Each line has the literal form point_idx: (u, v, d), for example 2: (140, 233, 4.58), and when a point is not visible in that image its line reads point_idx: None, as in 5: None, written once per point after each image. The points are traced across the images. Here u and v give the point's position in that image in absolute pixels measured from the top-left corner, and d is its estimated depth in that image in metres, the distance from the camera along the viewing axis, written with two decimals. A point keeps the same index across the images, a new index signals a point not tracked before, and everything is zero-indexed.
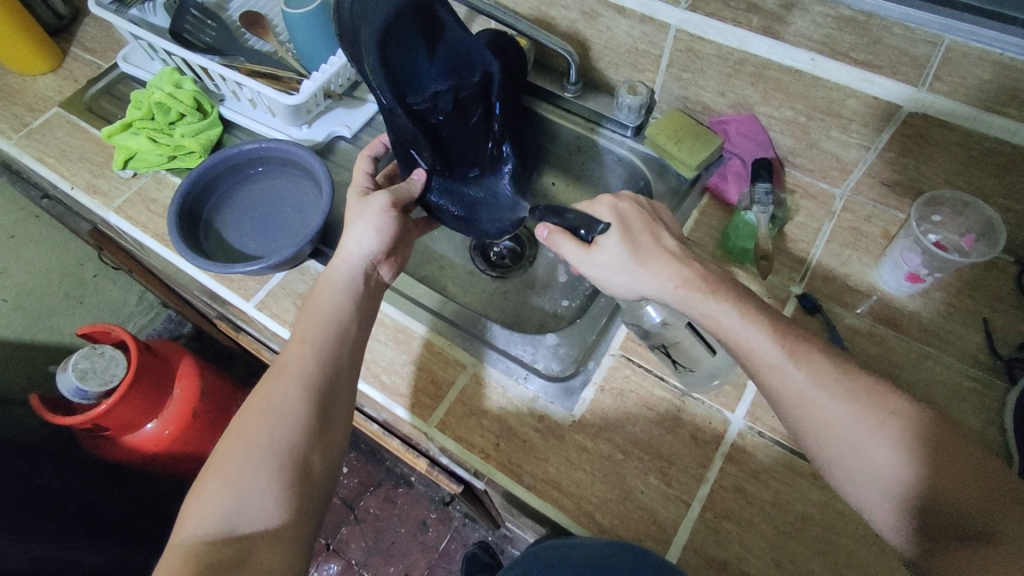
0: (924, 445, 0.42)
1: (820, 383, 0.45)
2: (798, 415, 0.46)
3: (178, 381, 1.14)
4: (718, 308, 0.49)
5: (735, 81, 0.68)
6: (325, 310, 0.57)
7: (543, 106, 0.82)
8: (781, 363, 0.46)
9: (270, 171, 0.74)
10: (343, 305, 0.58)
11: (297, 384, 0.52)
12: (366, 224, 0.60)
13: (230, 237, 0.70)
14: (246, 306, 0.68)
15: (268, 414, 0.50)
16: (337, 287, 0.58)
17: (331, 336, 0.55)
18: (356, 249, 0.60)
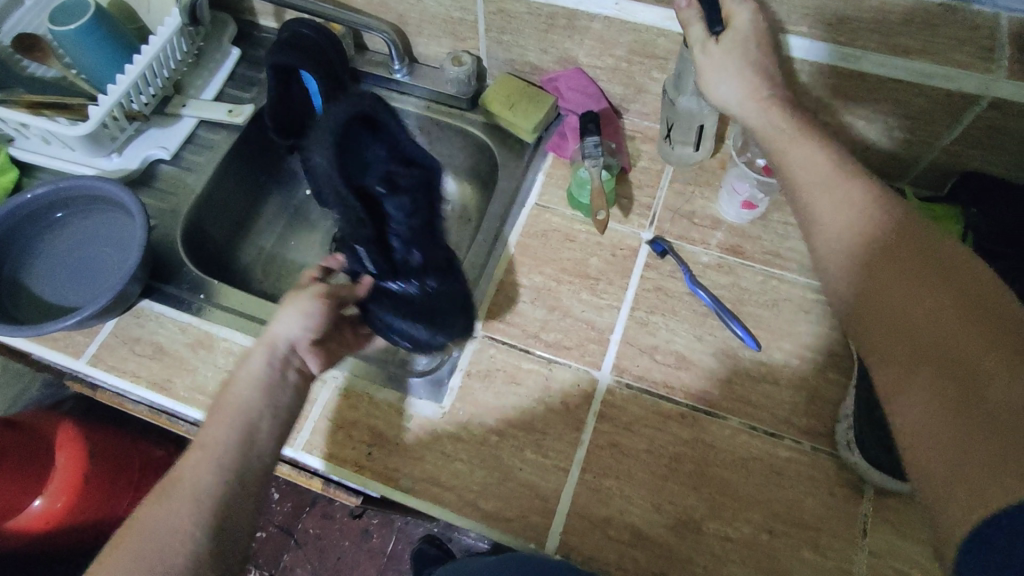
0: (923, 266, 0.40)
1: (835, 195, 0.47)
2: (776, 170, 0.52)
3: (59, 451, 1.05)
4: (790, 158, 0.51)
5: (553, 36, 0.67)
6: (234, 411, 0.49)
7: (375, 91, 0.78)
8: (819, 186, 0.48)
9: (78, 212, 0.66)
10: (255, 404, 0.49)
11: (189, 500, 0.44)
12: (297, 308, 0.53)
13: (44, 293, 0.63)
14: (77, 365, 0.62)
15: (147, 533, 0.42)
16: (253, 383, 0.50)
17: (235, 443, 0.47)
18: (282, 340, 0.52)
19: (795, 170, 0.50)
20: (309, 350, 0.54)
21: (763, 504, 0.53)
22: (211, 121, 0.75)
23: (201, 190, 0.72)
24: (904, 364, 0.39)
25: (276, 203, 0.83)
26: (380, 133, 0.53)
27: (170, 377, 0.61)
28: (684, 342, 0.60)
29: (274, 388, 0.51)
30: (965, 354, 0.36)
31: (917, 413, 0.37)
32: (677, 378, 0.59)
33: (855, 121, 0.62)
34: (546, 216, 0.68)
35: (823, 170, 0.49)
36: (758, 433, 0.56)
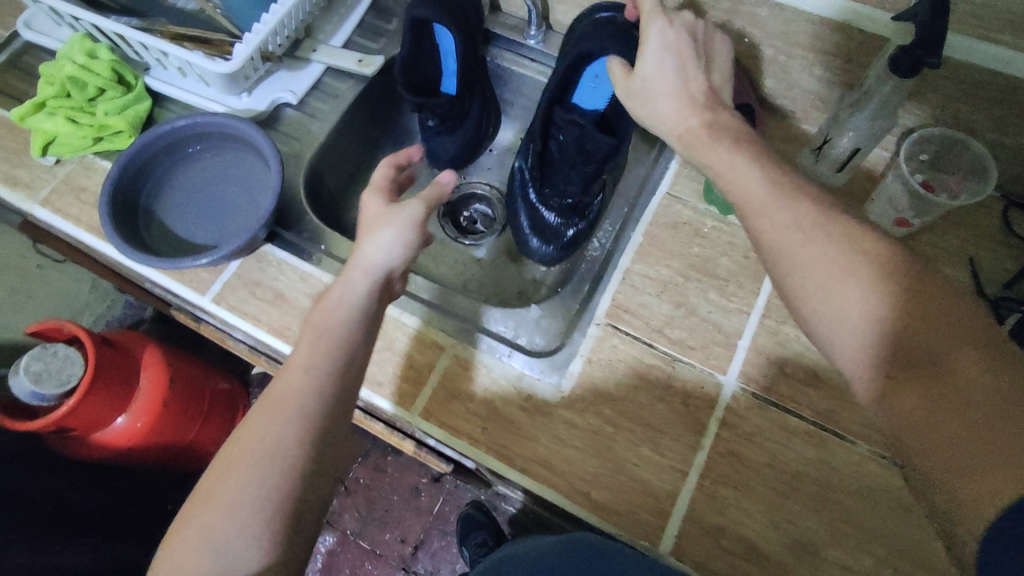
0: (931, 325, 0.37)
1: (840, 257, 0.40)
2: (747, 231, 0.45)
3: (144, 372, 1.09)
4: (783, 231, 0.42)
5: (710, 19, 0.63)
6: (331, 338, 0.50)
7: (504, 55, 0.76)
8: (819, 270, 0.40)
9: (210, 148, 0.66)
10: (354, 326, 0.51)
11: (295, 421, 0.46)
12: (391, 227, 0.54)
13: (174, 226, 0.64)
14: (202, 301, 0.63)
15: (259, 448, 0.45)
16: (347, 304, 0.52)
17: (336, 365, 0.49)
18: (381, 258, 0.53)
19: (785, 235, 0.42)
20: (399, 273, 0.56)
21: (887, 538, 0.51)
22: (338, 69, 0.74)
23: (325, 139, 0.71)
24: (952, 434, 0.36)
25: (389, 158, 0.82)
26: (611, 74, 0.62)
27: (289, 325, 0.61)
28: (816, 359, 0.58)
29: (370, 307, 0.52)
30: (996, 428, 0.35)
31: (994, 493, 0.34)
32: (807, 395, 0.56)
33: None
34: (678, 207, 0.65)
35: (821, 237, 0.41)
36: (889, 465, 0.54)
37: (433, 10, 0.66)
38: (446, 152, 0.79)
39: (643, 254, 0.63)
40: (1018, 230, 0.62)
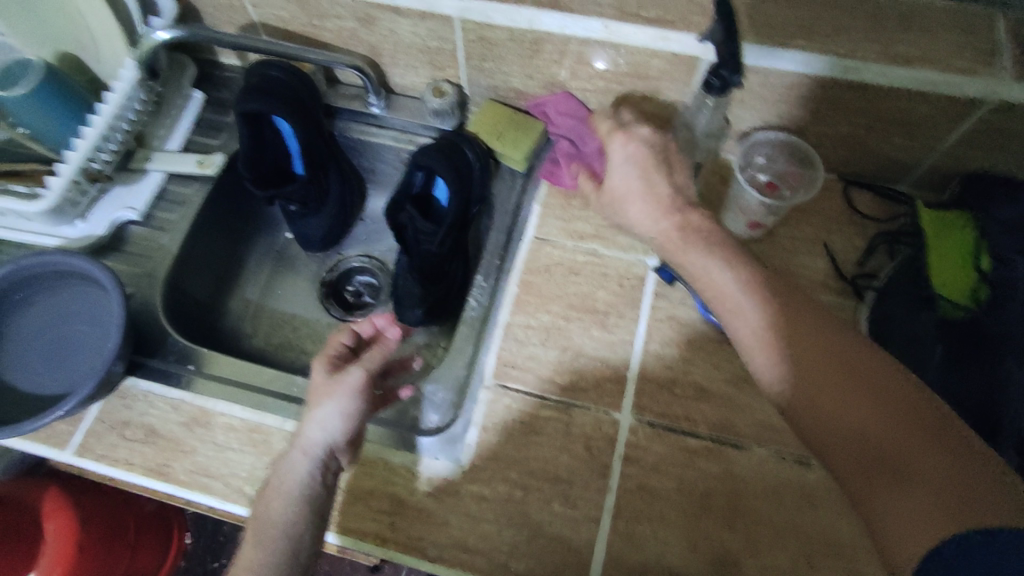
0: (841, 374, 0.39)
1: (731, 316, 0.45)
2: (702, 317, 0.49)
3: (47, 522, 1.00)
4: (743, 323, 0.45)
5: (538, 62, 0.64)
6: (269, 528, 0.46)
7: (352, 127, 0.74)
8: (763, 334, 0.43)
9: (44, 291, 0.62)
10: (295, 515, 0.47)
11: None
12: (328, 406, 0.50)
13: (19, 382, 0.59)
14: (64, 457, 0.57)
15: None
16: (289, 492, 0.48)
17: (278, 560, 0.45)
18: (320, 438, 0.50)
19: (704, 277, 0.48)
20: (347, 449, 0.51)
21: (800, 535, 0.53)
22: (179, 174, 0.70)
23: (177, 250, 0.68)
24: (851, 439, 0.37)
25: (258, 251, 0.80)
26: (453, 163, 0.65)
27: (168, 461, 0.57)
28: (702, 372, 0.59)
29: (314, 486, 0.49)
30: (921, 459, 0.35)
31: (913, 517, 0.34)
32: (701, 411, 0.57)
33: (856, 130, 0.61)
34: (546, 249, 0.65)
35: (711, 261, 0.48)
36: (787, 462, 0.55)
37: (265, 103, 0.64)
38: (315, 232, 0.76)
39: (520, 304, 0.62)
40: (860, 207, 0.65)
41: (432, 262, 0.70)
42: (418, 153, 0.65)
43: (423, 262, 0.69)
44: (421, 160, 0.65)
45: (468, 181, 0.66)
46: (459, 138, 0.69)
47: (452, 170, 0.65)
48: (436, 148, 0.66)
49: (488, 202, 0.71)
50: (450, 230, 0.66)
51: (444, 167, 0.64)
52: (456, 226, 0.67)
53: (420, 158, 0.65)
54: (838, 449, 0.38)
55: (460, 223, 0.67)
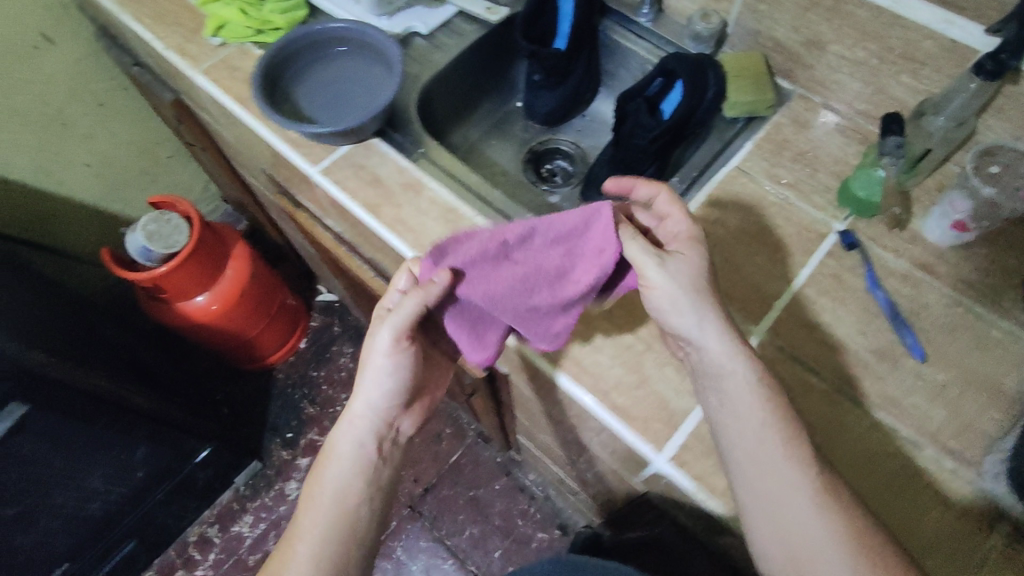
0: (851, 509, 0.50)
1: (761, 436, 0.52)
2: (774, 517, 0.50)
3: (231, 261, 1.23)
4: (814, 535, 0.49)
5: (811, 16, 0.69)
6: (332, 478, 0.62)
7: (615, 29, 0.84)
8: (808, 500, 0.50)
9: (349, 53, 0.78)
10: (348, 463, 0.62)
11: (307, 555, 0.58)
12: (367, 375, 0.62)
13: (305, 107, 0.74)
14: (311, 171, 0.72)
15: None
16: (346, 448, 0.63)
17: (340, 498, 0.61)
18: (366, 409, 0.63)
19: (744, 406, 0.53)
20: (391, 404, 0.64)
21: (881, 496, 0.55)
22: (468, 14, 0.85)
23: (442, 67, 0.81)
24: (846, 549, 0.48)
25: (488, 107, 0.91)
26: (694, 76, 0.73)
27: (381, 204, 0.70)
28: (845, 330, 0.61)
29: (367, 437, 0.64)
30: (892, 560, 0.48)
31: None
32: (830, 358, 0.60)
33: None
34: (743, 180, 0.71)
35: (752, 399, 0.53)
36: (897, 436, 0.57)
37: None
38: (544, 105, 0.87)
39: (702, 210, 0.69)
40: None
41: (636, 158, 0.76)
42: (668, 56, 0.74)
43: (629, 155, 0.76)
44: (667, 62, 0.74)
45: (701, 95, 0.72)
46: (706, 62, 0.74)
47: (690, 79, 0.72)
48: (684, 58, 0.73)
49: (705, 129, 0.77)
50: (666, 130, 0.73)
51: (686, 71, 0.73)
52: (672, 131, 0.74)
53: (669, 58, 0.74)
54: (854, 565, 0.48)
55: (676, 129, 0.74)
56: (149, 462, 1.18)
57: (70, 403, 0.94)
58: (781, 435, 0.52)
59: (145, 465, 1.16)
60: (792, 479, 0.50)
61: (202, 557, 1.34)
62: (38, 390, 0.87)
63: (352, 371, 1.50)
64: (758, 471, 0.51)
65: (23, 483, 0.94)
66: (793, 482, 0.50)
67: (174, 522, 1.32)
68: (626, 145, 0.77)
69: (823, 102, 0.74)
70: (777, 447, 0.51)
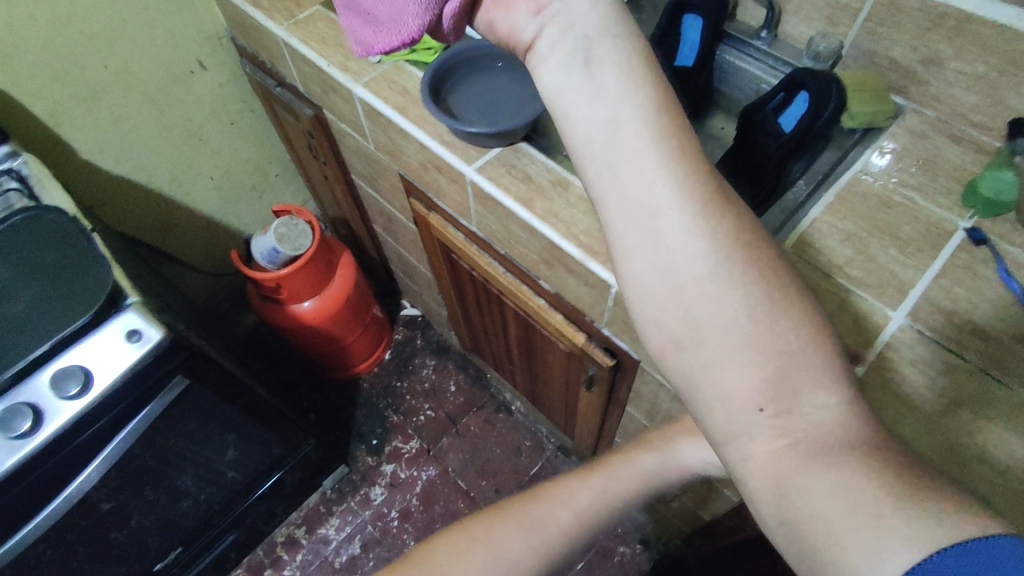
0: (773, 305, 0.40)
1: (650, 118, 0.43)
2: (663, 267, 0.41)
3: (338, 271, 1.31)
4: (700, 262, 0.41)
5: (931, 35, 0.75)
6: (607, 492, 0.58)
7: (731, 52, 0.93)
8: (735, 296, 0.40)
9: (508, 68, 0.87)
10: (633, 494, 0.59)
11: (529, 539, 0.53)
12: (673, 454, 0.62)
13: (461, 113, 0.83)
14: (466, 169, 0.81)
15: (496, 556, 0.52)
16: (638, 480, 0.60)
17: (596, 504, 0.56)
18: (708, 465, 0.61)
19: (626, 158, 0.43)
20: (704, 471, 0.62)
21: None
22: None
23: None
24: (762, 373, 0.39)
25: None
26: (822, 90, 0.80)
27: (532, 198, 0.77)
28: (984, 317, 0.65)
29: (639, 487, 0.60)
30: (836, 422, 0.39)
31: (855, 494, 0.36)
32: (972, 341, 0.63)
33: None
34: (868, 182, 0.76)
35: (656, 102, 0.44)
36: None
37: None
38: None
39: (832, 209, 0.74)
40: None
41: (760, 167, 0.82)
42: (797, 71, 0.81)
43: (756, 162, 0.83)
44: (796, 76, 0.81)
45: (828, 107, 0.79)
46: (829, 78, 0.81)
47: (819, 93, 0.79)
48: (812, 73, 0.81)
49: (829, 140, 0.82)
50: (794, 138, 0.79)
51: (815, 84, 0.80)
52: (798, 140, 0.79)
53: (799, 73, 0.80)
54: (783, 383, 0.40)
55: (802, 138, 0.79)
56: (240, 465, 1.19)
57: (228, 394, 0.98)
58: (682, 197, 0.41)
59: (238, 464, 1.18)
60: (655, 194, 0.42)
61: (290, 557, 1.38)
62: (209, 376, 0.90)
63: (434, 382, 1.55)
64: (626, 180, 0.43)
65: (144, 465, 0.94)
66: (647, 199, 0.42)
67: (263, 521, 1.35)
68: (753, 151, 0.84)
69: (936, 115, 0.80)
70: (687, 224, 0.41)
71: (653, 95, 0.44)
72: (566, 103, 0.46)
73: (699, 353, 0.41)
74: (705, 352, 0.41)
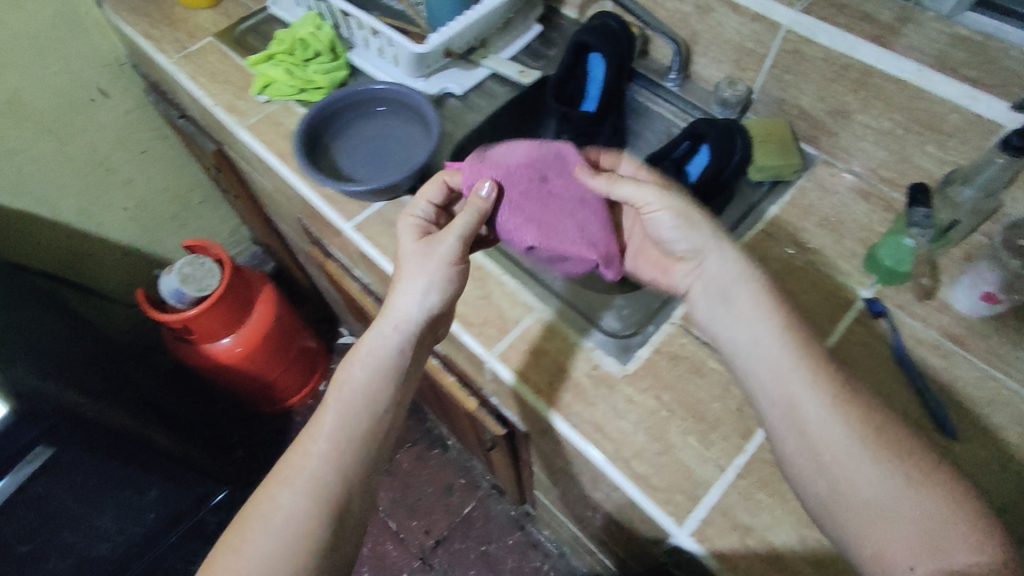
0: (892, 457, 0.46)
1: (772, 324, 0.53)
2: (809, 449, 0.48)
3: (258, 305, 1.26)
4: (837, 441, 0.47)
5: (836, 87, 0.70)
6: (359, 397, 0.56)
7: (643, 93, 0.86)
8: (866, 460, 0.46)
9: (390, 111, 0.81)
10: (376, 373, 0.58)
11: (303, 494, 0.52)
12: (414, 288, 0.59)
13: (342, 163, 0.78)
14: (344, 225, 0.75)
15: (263, 517, 0.51)
16: (373, 363, 0.58)
17: (364, 419, 0.56)
18: (412, 313, 0.59)
19: (761, 351, 0.52)
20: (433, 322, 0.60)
21: None
22: (500, 77, 0.88)
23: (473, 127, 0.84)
24: (907, 529, 0.44)
25: None
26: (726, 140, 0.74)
27: None
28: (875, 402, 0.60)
29: (393, 365, 0.59)
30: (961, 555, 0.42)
31: None
32: None
33: None
34: (768, 244, 0.71)
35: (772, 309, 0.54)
36: None
37: (597, 38, 0.79)
38: None
39: None
40: None
41: None
42: (701, 120, 0.76)
43: None
44: (700, 126, 0.76)
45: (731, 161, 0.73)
46: (734, 126, 0.75)
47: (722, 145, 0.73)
48: (716, 123, 0.75)
49: (737, 193, 0.76)
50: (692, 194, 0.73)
51: (719, 136, 0.74)
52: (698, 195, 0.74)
53: (703, 122, 0.76)
54: (888, 523, 0.44)
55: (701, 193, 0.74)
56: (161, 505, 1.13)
57: (108, 445, 0.94)
58: (811, 380, 0.50)
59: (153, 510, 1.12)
60: (795, 398, 0.50)
61: None
62: None
63: None
64: (763, 382, 0.52)
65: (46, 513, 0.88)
66: (785, 403, 0.50)
67: None
68: None
69: (846, 168, 0.75)
70: (818, 403, 0.49)
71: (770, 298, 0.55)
72: (711, 325, 0.57)
73: (851, 520, 0.46)
74: (847, 517, 0.46)
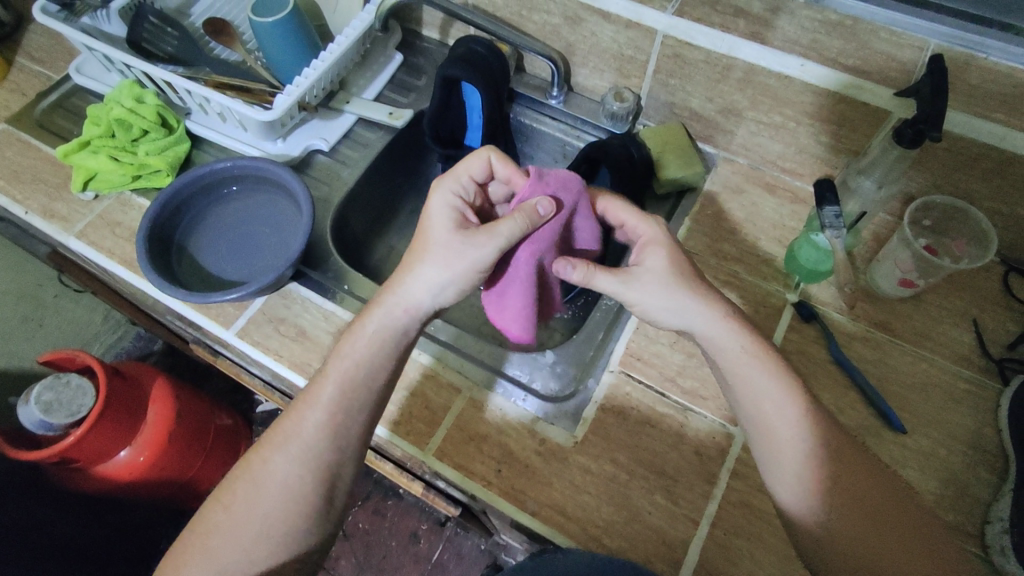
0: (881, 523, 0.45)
1: (777, 395, 0.50)
2: (797, 513, 0.47)
3: (151, 405, 1.09)
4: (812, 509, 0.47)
5: (722, 87, 0.67)
6: (355, 376, 0.52)
7: (529, 114, 0.81)
8: (849, 526, 0.46)
9: (245, 189, 0.70)
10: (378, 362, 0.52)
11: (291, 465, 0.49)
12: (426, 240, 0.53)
13: (207, 263, 0.67)
14: (224, 334, 0.64)
15: (252, 487, 0.49)
16: (383, 342, 0.53)
17: (357, 391, 0.51)
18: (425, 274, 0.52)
19: (765, 421, 0.50)
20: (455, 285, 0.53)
21: None
22: (370, 120, 0.78)
23: (352, 184, 0.75)
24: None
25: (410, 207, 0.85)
26: (623, 161, 0.71)
27: (310, 361, 0.62)
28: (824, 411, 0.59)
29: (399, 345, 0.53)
30: None
31: None
32: None
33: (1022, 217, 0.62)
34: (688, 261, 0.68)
35: (776, 383, 0.50)
36: None
37: (464, 69, 0.71)
38: None
39: None
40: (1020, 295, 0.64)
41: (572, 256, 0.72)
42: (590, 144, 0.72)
43: None
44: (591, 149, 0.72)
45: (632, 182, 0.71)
46: (627, 140, 0.73)
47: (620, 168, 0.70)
48: (608, 143, 0.72)
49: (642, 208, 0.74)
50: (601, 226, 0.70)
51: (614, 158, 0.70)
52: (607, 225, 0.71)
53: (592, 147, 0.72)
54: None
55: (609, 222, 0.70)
56: None
57: None
58: (805, 447, 0.48)
59: None
60: (792, 459, 0.48)
61: None
62: None
63: None
64: (767, 448, 0.49)
65: None
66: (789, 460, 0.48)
67: None
68: None
69: (748, 163, 0.73)
70: (811, 469, 0.47)
71: (769, 370, 0.51)
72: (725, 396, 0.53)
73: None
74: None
